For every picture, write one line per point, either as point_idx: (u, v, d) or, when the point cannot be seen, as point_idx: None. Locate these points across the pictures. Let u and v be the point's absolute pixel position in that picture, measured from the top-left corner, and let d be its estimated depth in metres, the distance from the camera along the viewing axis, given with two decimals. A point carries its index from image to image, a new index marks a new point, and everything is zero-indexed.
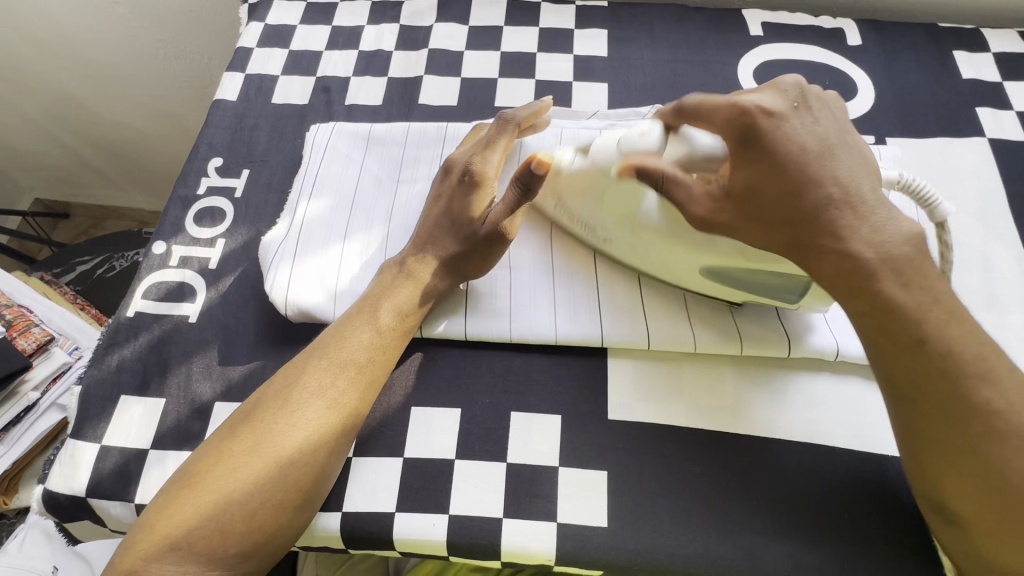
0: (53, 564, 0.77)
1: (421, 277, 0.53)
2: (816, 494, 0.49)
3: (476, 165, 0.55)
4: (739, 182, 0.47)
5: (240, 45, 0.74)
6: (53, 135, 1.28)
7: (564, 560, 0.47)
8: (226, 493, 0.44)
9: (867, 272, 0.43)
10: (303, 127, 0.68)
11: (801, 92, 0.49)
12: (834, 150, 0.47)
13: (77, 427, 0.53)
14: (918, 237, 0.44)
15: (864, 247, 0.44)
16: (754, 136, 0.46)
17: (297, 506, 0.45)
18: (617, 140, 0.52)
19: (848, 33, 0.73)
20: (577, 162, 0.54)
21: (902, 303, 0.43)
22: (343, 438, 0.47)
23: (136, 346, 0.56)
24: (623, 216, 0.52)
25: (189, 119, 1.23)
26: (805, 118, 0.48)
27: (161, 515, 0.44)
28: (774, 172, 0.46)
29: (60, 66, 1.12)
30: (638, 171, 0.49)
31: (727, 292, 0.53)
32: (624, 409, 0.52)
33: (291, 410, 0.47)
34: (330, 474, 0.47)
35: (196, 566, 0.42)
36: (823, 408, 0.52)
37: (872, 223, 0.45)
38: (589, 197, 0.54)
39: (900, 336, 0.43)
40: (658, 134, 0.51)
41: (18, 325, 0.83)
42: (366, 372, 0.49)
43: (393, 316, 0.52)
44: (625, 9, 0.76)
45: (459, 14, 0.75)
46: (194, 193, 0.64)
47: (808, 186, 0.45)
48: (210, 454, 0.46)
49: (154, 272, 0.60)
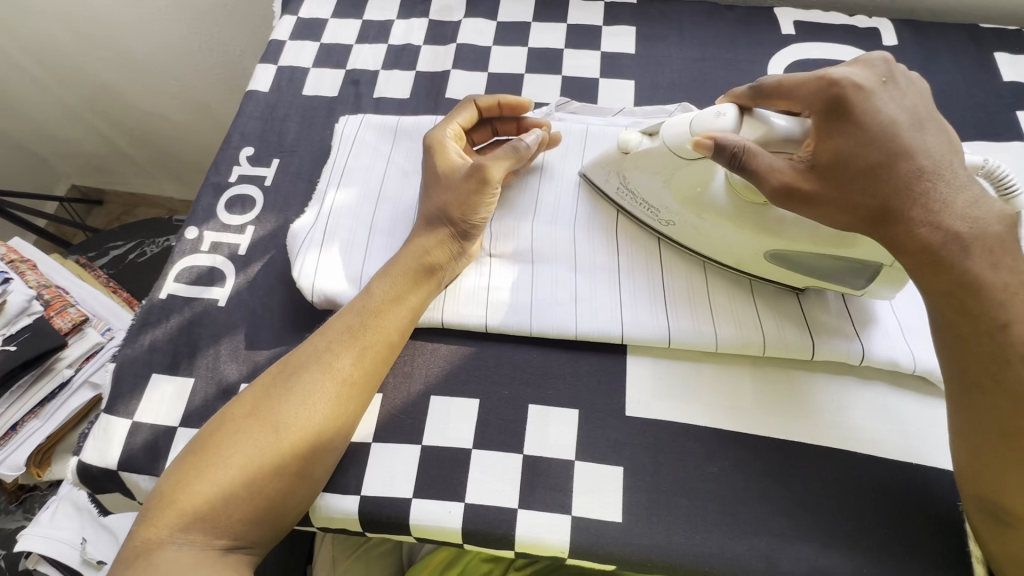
0: (82, 536, 0.80)
1: (425, 252, 0.55)
2: (836, 499, 0.48)
3: (436, 138, 0.59)
4: (825, 153, 0.46)
5: (274, 38, 0.76)
6: (92, 123, 1.33)
7: (578, 553, 0.48)
8: (227, 457, 0.46)
9: (965, 245, 0.42)
10: (331, 119, 0.69)
11: (889, 67, 0.49)
12: (925, 124, 0.46)
13: (111, 402, 0.55)
14: (1009, 217, 0.44)
15: (957, 221, 0.43)
16: (843, 105, 0.46)
17: (295, 472, 0.47)
18: (688, 122, 0.50)
19: (883, 33, 0.71)
20: (648, 143, 0.54)
21: (988, 282, 0.42)
22: (338, 405, 0.49)
23: (168, 327, 0.58)
24: (690, 199, 0.54)
25: (221, 111, 1.26)
26: (894, 92, 0.47)
27: (169, 482, 0.46)
28: (856, 150, 0.45)
29: (98, 55, 1.16)
30: (716, 149, 0.47)
31: (789, 277, 0.54)
32: (642, 406, 0.52)
33: (288, 378, 0.50)
34: (328, 443, 0.48)
35: (202, 533, 0.45)
36: (847, 412, 0.51)
37: (965, 197, 0.44)
38: (655, 178, 0.55)
39: (982, 321, 0.42)
40: (733, 116, 0.49)
41: (56, 305, 0.86)
42: (359, 341, 0.51)
43: (388, 288, 0.53)
44: (654, 6, 0.75)
45: (488, 10, 0.76)
46: (225, 180, 0.66)
47: (902, 158, 0.44)
48: (215, 422, 0.49)
49: (186, 256, 0.61)
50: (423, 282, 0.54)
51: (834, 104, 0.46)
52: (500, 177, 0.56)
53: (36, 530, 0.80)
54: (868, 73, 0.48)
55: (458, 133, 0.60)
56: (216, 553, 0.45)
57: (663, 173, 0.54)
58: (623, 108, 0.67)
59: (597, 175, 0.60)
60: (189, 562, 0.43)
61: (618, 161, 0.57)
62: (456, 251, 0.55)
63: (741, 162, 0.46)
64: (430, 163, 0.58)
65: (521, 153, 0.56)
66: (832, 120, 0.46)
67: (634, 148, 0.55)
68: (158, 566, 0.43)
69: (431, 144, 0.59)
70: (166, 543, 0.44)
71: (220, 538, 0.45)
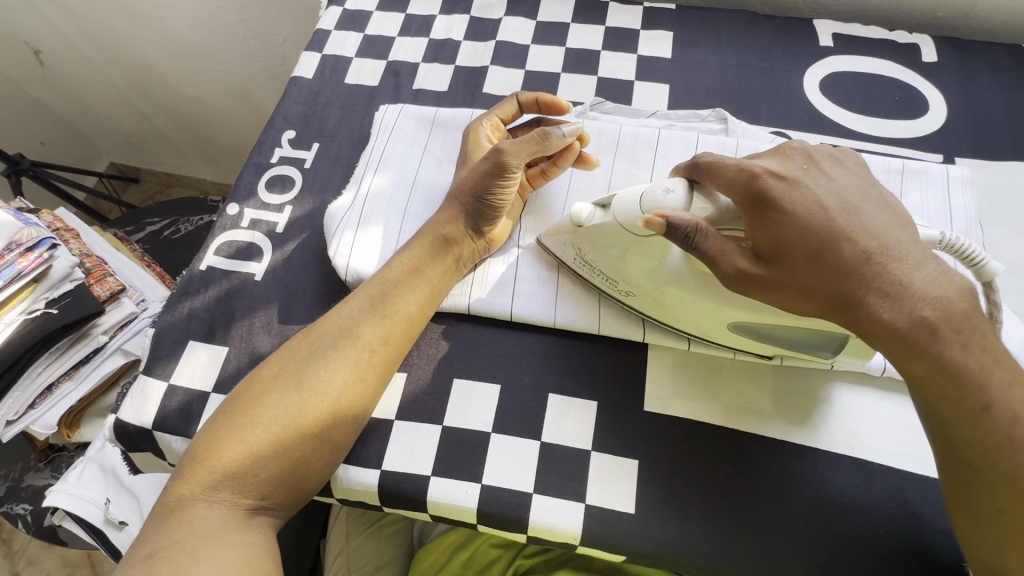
0: (106, 496, 0.83)
1: (444, 236, 0.56)
2: (849, 509, 0.48)
3: (471, 135, 0.62)
4: (766, 243, 0.44)
5: (320, 27, 0.78)
6: (135, 103, 1.39)
7: (588, 541, 0.49)
8: (256, 417, 0.48)
9: (930, 329, 0.40)
10: (371, 107, 0.72)
11: (807, 152, 0.48)
12: (859, 204, 0.44)
13: (149, 364, 0.57)
14: (971, 291, 0.41)
15: (920, 305, 0.40)
16: (765, 198, 0.44)
17: (317, 436, 0.48)
18: (639, 195, 0.48)
19: (924, 49, 0.71)
20: (599, 217, 0.51)
21: (963, 365, 0.40)
22: (360, 373, 0.51)
23: (206, 297, 0.60)
24: (647, 268, 0.51)
25: (260, 97, 1.30)
26: (819, 177, 0.46)
27: (201, 443, 0.48)
28: (796, 243, 0.43)
29: (148, 39, 1.20)
30: (669, 223, 0.45)
31: (751, 344, 0.52)
32: (661, 402, 0.53)
33: (311, 344, 0.52)
34: (352, 410, 0.50)
35: (231, 494, 0.47)
36: (867, 423, 0.51)
37: (924, 273, 0.41)
38: (609, 251, 0.52)
39: (965, 407, 0.40)
40: (683, 192, 0.47)
41: (96, 273, 0.90)
42: (381, 311, 0.53)
43: (409, 261, 0.56)
44: (693, 12, 0.76)
45: (528, 9, 0.77)
46: (267, 161, 0.68)
47: (845, 239, 0.42)
48: (244, 385, 0.51)
49: (227, 231, 0.64)
50: (442, 257, 0.56)
51: (751, 202, 0.45)
52: (519, 163, 0.54)
53: (63, 488, 0.82)
54: (789, 163, 0.47)
55: (492, 133, 0.63)
56: (242, 513, 0.47)
57: (617, 246, 0.51)
58: (656, 111, 0.68)
59: (555, 245, 0.57)
60: (218, 522, 0.45)
61: (572, 233, 0.54)
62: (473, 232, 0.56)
63: (693, 243, 0.44)
64: (468, 149, 0.62)
65: (550, 139, 0.54)
66: (758, 212, 0.44)
67: (586, 220, 0.52)
68: (190, 526, 0.45)
69: (471, 136, 0.62)
70: (197, 501, 0.46)
71: (246, 499, 0.47)
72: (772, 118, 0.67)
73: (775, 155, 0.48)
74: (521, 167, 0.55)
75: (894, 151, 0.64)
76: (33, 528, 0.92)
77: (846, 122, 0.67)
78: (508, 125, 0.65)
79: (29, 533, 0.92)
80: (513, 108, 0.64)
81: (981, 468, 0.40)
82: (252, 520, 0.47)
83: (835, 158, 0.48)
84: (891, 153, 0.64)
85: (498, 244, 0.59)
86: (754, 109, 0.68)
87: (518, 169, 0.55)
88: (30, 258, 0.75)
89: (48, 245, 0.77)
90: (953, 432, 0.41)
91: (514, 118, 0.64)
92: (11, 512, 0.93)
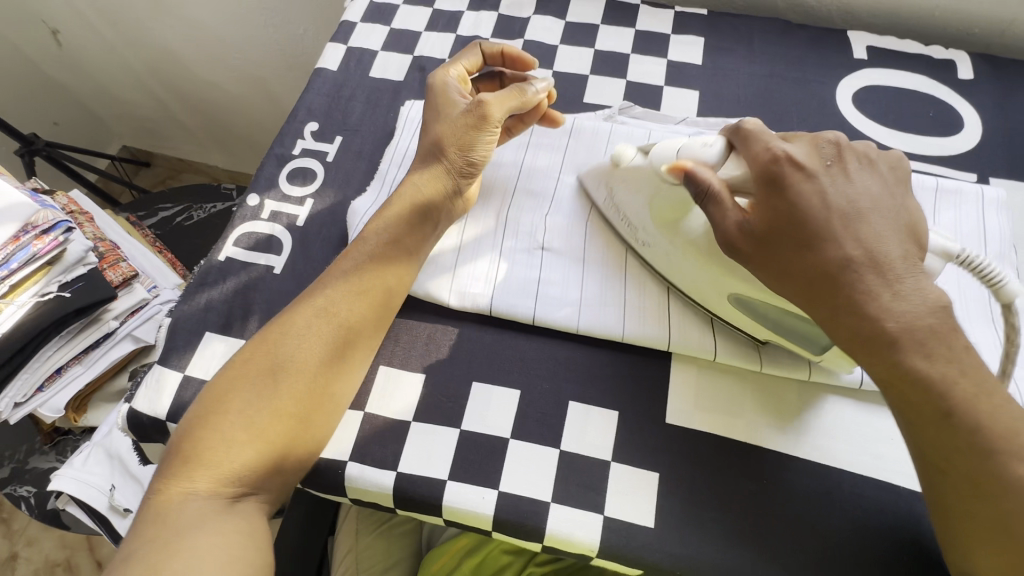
0: (111, 482, 0.82)
1: (417, 202, 0.56)
2: (871, 531, 0.48)
3: (439, 86, 0.61)
4: (763, 223, 0.47)
5: (346, 18, 0.77)
6: (151, 87, 1.38)
7: (605, 554, 0.48)
8: (228, 406, 0.47)
9: (888, 339, 0.42)
10: (396, 102, 0.71)
11: (839, 149, 0.50)
12: (866, 211, 0.46)
13: (164, 355, 0.57)
14: (944, 307, 0.42)
15: (884, 316, 0.42)
16: (779, 179, 0.47)
17: (295, 422, 0.48)
18: (678, 146, 0.54)
19: (960, 65, 0.70)
20: (639, 160, 0.58)
21: (925, 376, 0.41)
22: (333, 352, 0.50)
23: (224, 289, 0.60)
24: (667, 223, 0.56)
25: (278, 86, 1.29)
26: (839, 177, 0.48)
27: (179, 439, 0.47)
28: (786, 226, 0.46)
29: (168, 23, 1.19)
30: (687, 173, 0.51)
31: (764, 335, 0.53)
32: (683, 414, 0.52)
33: (282, 330, 0.51)
34: (326, 396, 0.50)
35: (210, 484, 0.45)
36: (890, 444, 0.51)
37: (898, 289, 0.43)
38: (643, 199, 0.58)
39: (924, 411, 0.41)
40: (720, 148, 0.53)
41: (109, 258, 0.90)
42: (355, 292, 0.52)
43: (382, 237, 0.54)
44: (725, 19, 0.75)
45: (558, 9, 0.76)
46: (289, 152, 0.67)
47: (829, 242, 0.45)
48: (217, 378, 0.50)
49: (247, 222, 0.63)
50: (421, 225, 0.56)
51: (768, 180, 0.48)
52: (501, 116, 0.58)
53: (68, 472, 0.82)
54: (812, 156, 0.49)
55: (460, 82, 0.62)
56: (224, 501, 0.45)
57: (649, 190, 0.57)
58: (686, 118, 0.67)
59: (591, 181, 0.62)
60: (197, 512, 0.44)
61: (609, 173, 0.60)
62: (450, 189, 0.57)
63: (705, 190, 0.49)
64: (437, 99, 0.60)
65: (527, 94, 0.58)
66: (770, 191, 0.48)
67: (626, 162, 0.58)
68: (172, 517, 0.43)
69: (437, 81, 0.61)
70: (176, 494, 0.45)
71: (227, 487, 0.46)
72: (804, 129, 0.66)
73: (808, 146, 0.50)
74: (502, 121, 0.58)
75: (928, 169, 0.63)
76: (36, 510, 0.92)
77: (878, 136, 0.66)
78: (472, 75, 0.65)
79: (32, 515, 0.92)
80: (477, 59, 0.65)
81: (944, 471, 0.41)
82: (235, 508, 0.45)
83: (864, 160, 0.50)
84: (924, 170, 0.63)
85: (471, 203, 0.61)
86: (785, 119, 0.67)
87: (498, 122, 0.58)
88: (45, 241, 0.75)
89: (63, 228, 0.76)
90: (914, 429, 0.42)
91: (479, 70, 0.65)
92: (14, 494, 0.93)
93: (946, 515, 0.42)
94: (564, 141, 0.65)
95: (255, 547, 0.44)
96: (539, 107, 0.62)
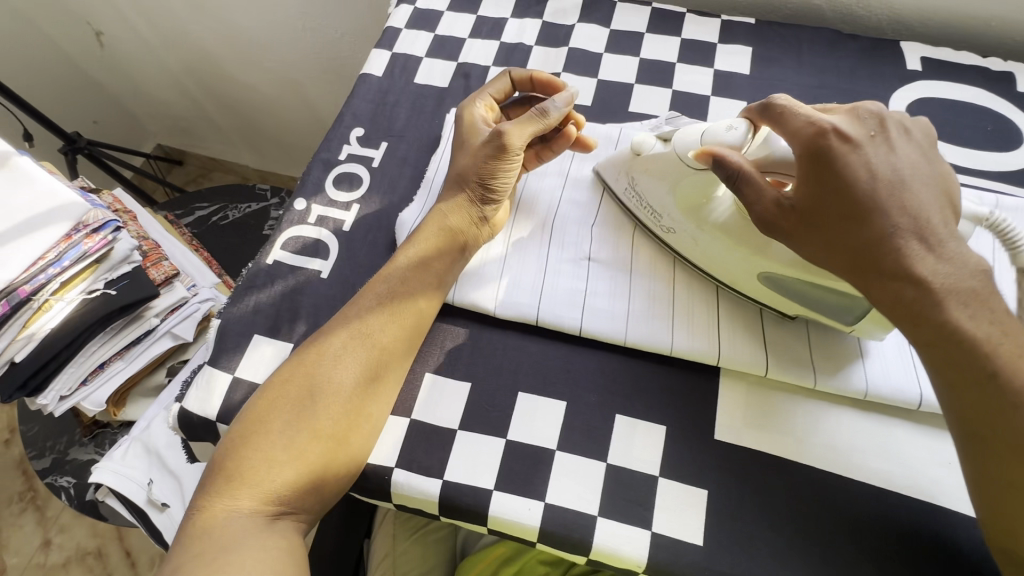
0: (149, 477, 0.84)
1: (449, 220, 0.58)
2: (929, 558, 0.46)
3: (465, 111, 0.63)
4: (807, 198, 0.46)
5: (390, 25, 0.78)
6: (188, 88, 1.41)
7: (653, 570, 0.47)
8: (269, 425, 0.48)
9: (933, 300, 0.42)
10: (440, 108, 0.71)
11: (882, 120, 0.48)
12: (910, 180, 0.45)
13: (214, 356, 0.58)
14: (986, 271, 0.43)
15: (934, 278, 0.42)
16: (826, 152, 0.46)
17: (335, 439, 0.48)
18: (701, 132, 0.53)
19: (1020, 78, 0.68)
20: (660, 149, 0.57)
21: (970, 334, 0.41)
22: (369, 372, 0.51)
23: (272, 292, 0.60)
24: (691, 208, 0.56)
25: (313, 89, 1.31)
26: (883, 147, 0.47)
27: (221, 457, 0.48)
28: (831, 198, 0.45)
29: (208, 26, 1.21)
30: (715, 159, 0.49)
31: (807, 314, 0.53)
32: (733, 431, 0.52)
33: (320, 350, 0.51)
34: (366, 413, 0.50)
35: (252, 502, 0.46)
36: (949, 469, 0.49)
37: (942, 255, 0.43)
38: (663, 185, 0.57)
39: (969, 372, 0.41)
40: (745, 130, 0.51)
41: (152, 256, 0.91)
42: (390, 313, 0.53)
43: (415, 259, 0.56)
44: (773, 28, 0.74)
45: (602, 17, 0.76)
46: (335, 157, 0.68)
47: (875, 212, 0.44)
48: (256, 396, 0.51)
49: (294, 226, 0.64)
50: (449, 250, 0.57)
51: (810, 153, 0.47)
52: (521, 144, 0.58)
53: (108, 465, 0.84)
54: (858, 126, 0.47)
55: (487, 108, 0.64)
56: (265, 519, 0.46)
57: (670, 180, 0.57)
58: None
59: (611, 174, 0.62)
60: (241, 528, 0.45)
61: (630, 162, 0.60)
62: (478, 217, 0.58)
63: (737, 177, 0.49)
64: (464, 132, 0.62)
65: (548, 118, 0.58)
66: (814, 165, 0.46)
67: (647, 150, 0.58)
68: (216, 534, 0.44)
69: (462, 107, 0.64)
70: (217, 514, 0.46)
71: (268, 505, 0.46)
72: None
73: (848, 115, 0.49)
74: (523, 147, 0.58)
75: (986, 184, 0.62)
76: (75, 501, 0.94)
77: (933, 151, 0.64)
78: (500, 103, 0.66)
79: (71, 505, 0.94)
80: (505, 86, 0.65)
81: (982, 438, 0.41)
82: (275, 525, 0.46)
83: (903, 130, 0.48)
84: (982, 186, 0.61)
85: (499, 229, 0.60)
86: None
87: (519, 150, 0.58)
88: (95, 239, 0.76)
89: (112, 227, 0.78)
90: (952, 396, 0.43)
91: (507, 96, 0.65)
92: (55, 484, 0.95)
93: (988, 487, 0.41)
94: (608, 152, 0.65)
95: (293, 563, 0.45)
96: (568, 134, 0.61)
